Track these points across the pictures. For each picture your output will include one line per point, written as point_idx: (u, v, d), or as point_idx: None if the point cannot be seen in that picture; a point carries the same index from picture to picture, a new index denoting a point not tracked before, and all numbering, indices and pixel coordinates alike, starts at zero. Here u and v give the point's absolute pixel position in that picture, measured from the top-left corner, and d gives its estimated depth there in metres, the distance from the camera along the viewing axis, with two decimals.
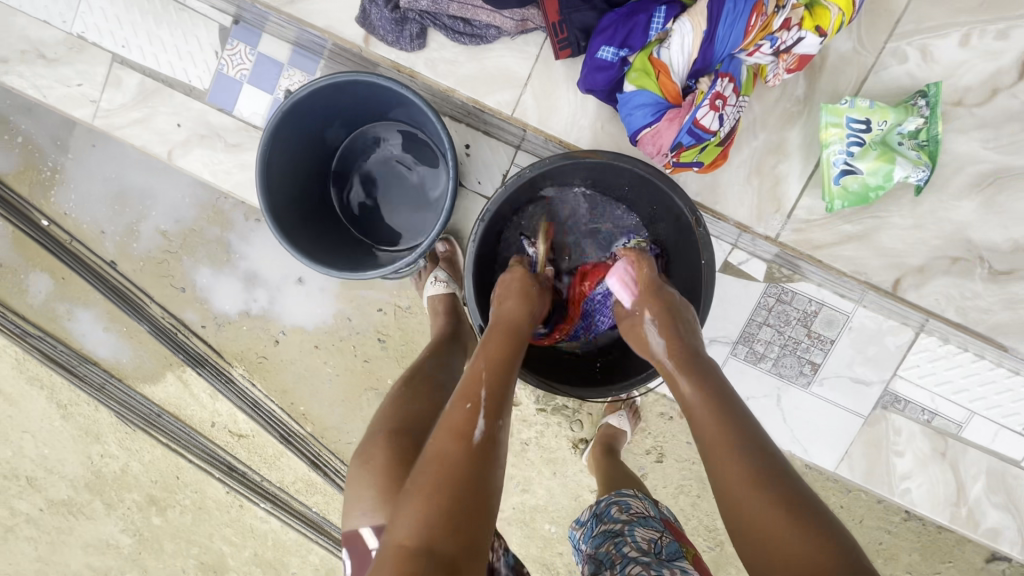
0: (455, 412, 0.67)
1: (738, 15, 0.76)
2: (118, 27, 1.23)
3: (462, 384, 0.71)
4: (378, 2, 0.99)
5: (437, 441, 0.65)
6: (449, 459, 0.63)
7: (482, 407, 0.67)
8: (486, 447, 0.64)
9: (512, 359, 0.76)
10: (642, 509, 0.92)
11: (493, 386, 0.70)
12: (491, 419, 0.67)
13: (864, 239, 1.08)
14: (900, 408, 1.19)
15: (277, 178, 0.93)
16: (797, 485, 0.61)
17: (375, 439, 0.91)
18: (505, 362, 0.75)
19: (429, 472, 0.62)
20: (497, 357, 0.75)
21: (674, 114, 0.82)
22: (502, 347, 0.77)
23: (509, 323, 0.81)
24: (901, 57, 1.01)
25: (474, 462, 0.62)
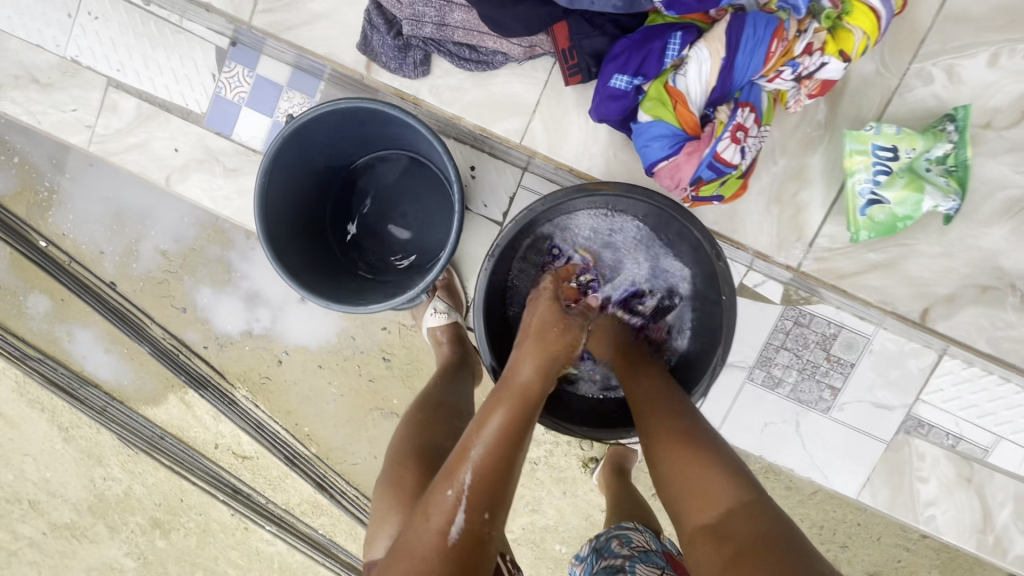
0: (433, 497, 0.64)
1: (758, 41, 0.74)
2: (112, 51, 1.20)
3: (449, 463, 0.66)
4: (380, 28, 0.97)
5: (414, 525, 0.64)
6: (422, 550, 0.61)
7: (465, 501, 0.63)
8: (467, 547, 0.61)
9: (513, 441, 0.68)
10: (644, 543, 0.88)
11: (480, 474, 0.65)
12: (470, 511, 0.63)
13: (890, 268, 1.06)
14: (923, 433, 1.15)
15: (277, 207, 0.89)
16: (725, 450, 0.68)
17: (398, 466, 0.88)
18: (504, 444, 0.68)
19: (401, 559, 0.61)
20: (493, 440, 0.67)
21: (692, 147, 0.78)
22: (502, 424, 0.69)
23: (518, 390, 0.73)
24: (927, 78, 0.98)
25: (445, 564, 0.60)
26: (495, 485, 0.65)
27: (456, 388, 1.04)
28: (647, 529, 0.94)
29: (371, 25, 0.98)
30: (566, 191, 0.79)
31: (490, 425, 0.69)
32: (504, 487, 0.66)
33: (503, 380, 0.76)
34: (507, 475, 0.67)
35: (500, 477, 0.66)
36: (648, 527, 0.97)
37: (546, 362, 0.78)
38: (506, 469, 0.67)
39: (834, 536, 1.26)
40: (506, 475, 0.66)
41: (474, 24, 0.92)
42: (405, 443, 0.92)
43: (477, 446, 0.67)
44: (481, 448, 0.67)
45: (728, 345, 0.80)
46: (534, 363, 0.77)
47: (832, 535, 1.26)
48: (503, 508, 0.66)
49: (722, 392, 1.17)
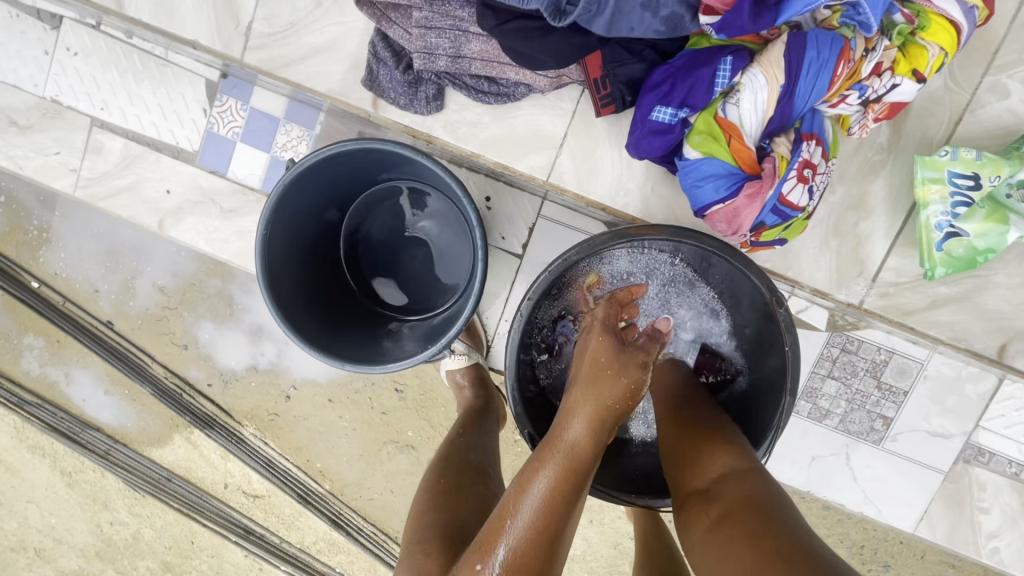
0: (466, 565, 0.59)
1: (822, 65, 0.67)
2: (94, 89, 1.12)
3: (483, 534, 0.60)
4: (388, 62, 0.90)
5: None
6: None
7: (500, 569, 0.56)
8: None
9: (559, 512, 0.58)
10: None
11: (517, 551, 0.57)
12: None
13: (965, 301, 1.00)
14: (984, 461, 1.07)
15: (281, 260, 0.81)
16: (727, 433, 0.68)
17: (421, 554, 0.71)
18: (548, 518, 0.58)
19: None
20: (534, 511, 0.58)
21: (753, 188, 0.70)
22: (544, 490, 0.59)
23: (568, 451, 0.61)
24: (1002, 92, 0.89)
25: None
26: (536, 564, 0.56)
27: (477, 442, 0.94)
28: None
29: (377, 59, 0.91)
30: (605, 233, 0.71)
31: (532, 492, 0.59)
32: (548, 565, 0.57)
33: (549, 439, 0.64)
34: (551, 548, 0.58)
35: (540, 555, 0.57)
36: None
37: (600, 414, 0.63)
38: (549, 544, 0.58)
39: (875, 555, 1.19)
40: (549, 550, 0.58)
41: (493, 55, 0.84)
42: (427, 522, 0.77)
43: (515, 516, 0.58)
44: (520, 522, 0.58)
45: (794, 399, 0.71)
46: (587, 421, 0.63)
47: (872, 554, 1.19)
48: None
49: None
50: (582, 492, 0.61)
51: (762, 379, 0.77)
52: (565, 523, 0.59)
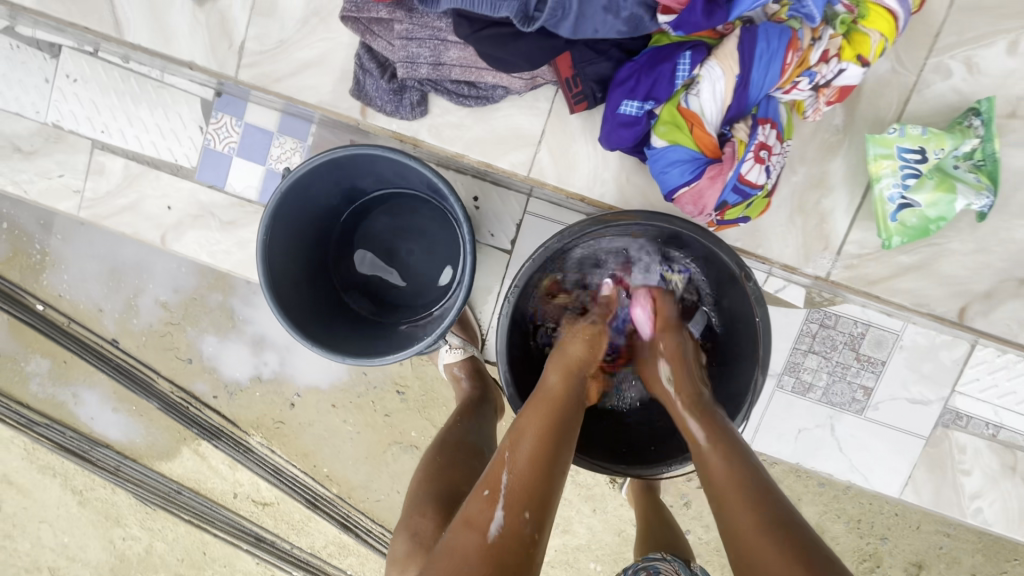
0: (473, 499, 0.65)
1: (773, 54, 0.72)
2: (94, 112, 1.16)
3: (487, 469, 0.68)
4: (373, 72, 0.95)
5: (455, 532, 0.64)
6: (462, 552, 0.61)
7: (499, 498, 0.64)
8: (503, 543, 0.61)
9: (551, 442, 0.68)
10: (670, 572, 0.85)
11: (518, 473, 0.65)
12: (512, 513, 0.62)
13: (923, 269, 1.02)
14: (963, 425, 1.12)
15: (282, 264, 0.86)
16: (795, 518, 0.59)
17: (417, 514, 0.84)
18: (543, 445, 0.67)
19: (442, 559, 0.61)
20: (530, 440, 0.68)
21: (715, 170, 0.76)
22: (537, 424, 0.69)
23: (552, 398, 0.73)
24: (945, 72, 0.95)
25: (487, 565, 0.59)
26: (538, 485, 0.64)
27: (474, 427, 1.00)
28: (677, 557, 0.91)
29: (364, 70, 0.97)
30: (581, 224, 0.76)
31: (526, 429, 0.69)
32: (546, 491, 0.65)
33: (536, 391, 0.75)
34: (551, 476, 0.66)
35: (539, 478, 0.65)
36: (677, 554, 0.93)
37: (568, 367, 0.77)
38: (547, 471, 0.66)
39: (871, 529, 1.24)
40: (548, 475, 0.66)
41: (471, 61, 0.88)
42: (425, 490, 0.88)
43: (514, 447, 0.68)
44: (520, 452, 0.67)
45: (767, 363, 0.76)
46: (559, 371, 0.77)
47: (869, 527, 1.24)
48: (548, 513, 0.65)
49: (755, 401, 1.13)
50: (568, 431, 0.71)
51: (737, 347, 0.82)
52: (559, 453, 0.68)
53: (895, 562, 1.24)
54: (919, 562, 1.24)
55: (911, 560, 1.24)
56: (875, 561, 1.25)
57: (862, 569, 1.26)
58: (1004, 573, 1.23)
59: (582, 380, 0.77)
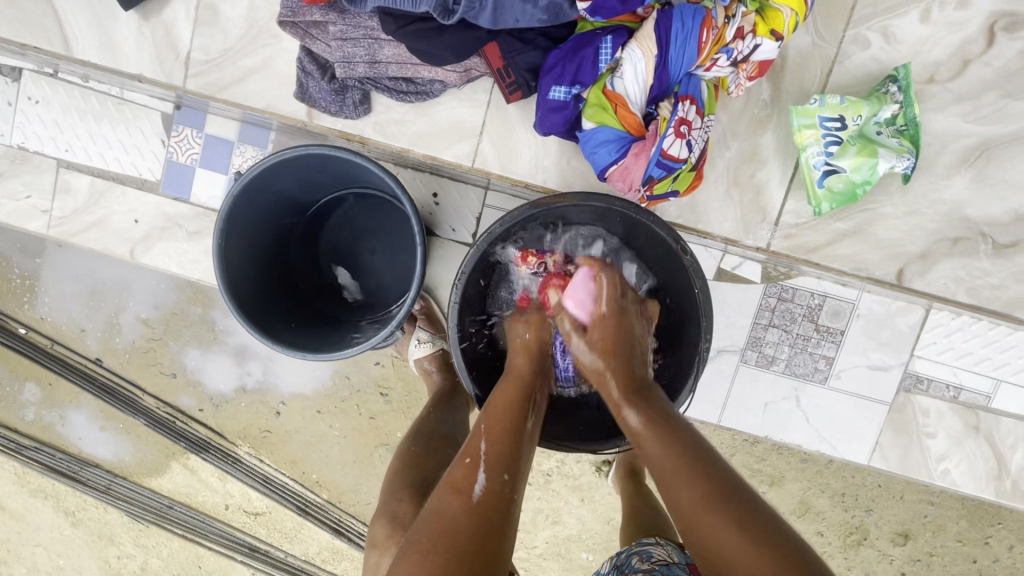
0: (454, 467, 0.67)
1: (687, 34, 0.81)
2: (58, 132, 1.19)
3: (466, 438, 0.71)
4: (314, 75, 1.00)
5: (439, 500, 0.65)
6: (448, 515, 0.63)
7: (482, 462, 0.66)
8: (488, 502, 0.63)
9: (522, 409, 0.73)
10: (665, 556, 0.81)
11: (495, 439, 0.68)
12: (493, 475, 0.65)
13: (859, 234, 1.05)
14: (924, 388, 1.11)
15: (240, 265, 0.88)
16: (754, 503, 0.57)
17: (397, 500, 0.87)
18: (515, 411, 0.72)
19: (426, 524, 0.63)
20: (505, 407, 0.72)
21: (638, 148, 0.86)
22: (508, 395, 0.74)
23: (519, 376, 0.77)
24: (863, 42, 0.99)
25: (473, 522, 0.62)
26: (514, 449, 0.68)
27: (446, 417, 1.03)
28: (670, 541, 0.87)
29: (305, 72, 1.01)
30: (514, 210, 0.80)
31: (496, 402, 0.73)
32: (521, 452, 0.69)
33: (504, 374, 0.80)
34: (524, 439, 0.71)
35: (513, 443, 0.69)
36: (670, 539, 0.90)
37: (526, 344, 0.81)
38: (519, 434, 0.70)
39: (857, 501, 1.26)
40: (519, 439, 0.70)
41: (406, 57, 0.94)
42: (400, 478, 0.92)
43: (489, 418, 0.71)
44: (495, 420, 0.70)
45: (710, 330, 0.80)
46: (524, 351, 0.81)
47: (854, 500, 1.26)
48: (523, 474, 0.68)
49: (718, 377, 1.12)
50: (537, 402, 0.76)
51: (683, 319, 0.86)
52: (529, 419, 0.73)
53: (881, 534, 1.26)
54: (906, 532, 1.26)
55: (898, 531, 1.26)
56: (862, 534, 1.27)
57: (850, 543, 1.27)
58: (987, 537, 1.25)
59: (547, 361, 0.82)
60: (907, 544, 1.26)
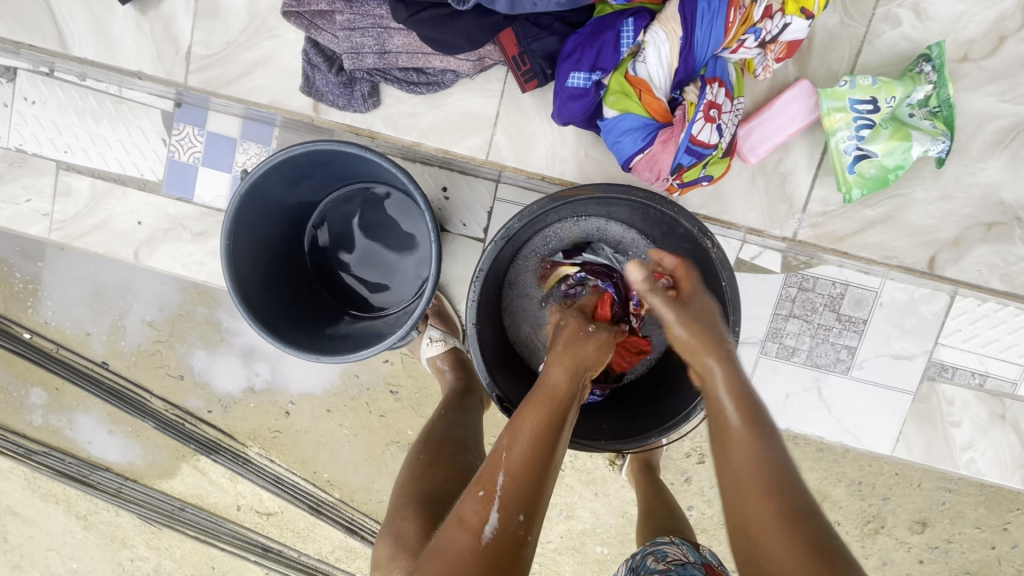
0: (466, 498, 0.63)
1: (715, 14, 0.78)
2: (56, 134, 1.16)
3: (482, 466, 0.66)
4: (321, 67, 0.96)
5: (447, 532, 0.62)
6: (455, 553, 0.60)
7: (495, 498, 0.62)
8: (499, 543, 0.60)
9: (552, 440, 0.66)
10: (680, 556, 0.79)
11: (514, 476, 0.63)
12: (506, 515, 0.61)
13: (890, 221, 1.02)
14: (949, 376, 1.08)
15: (248, 267, 0.86)
16: (830, 540, 0.56)
17: (401, 518, 0.85)
18: (543, 440, 0.65)
19: (434, 559, 0.60)
20: (532, 441, 0.65)
21: (666, 134, 0.83)
22: (537, 428, 0.66)
23: (552, 396, 0.69)
24: (894, 21, 0.96)
25: (481, 566, 0.58)
26: (532, 485, 0.62)
27: (459, 418, 1.00)
28: (684, 542, 0.85)
29: (311, 65, 0.98)
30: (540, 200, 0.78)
31: (524, 428, 0.66)
32: (542, 487, 0.64)
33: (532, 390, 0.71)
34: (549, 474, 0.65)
35: (533, 482, 0.63)
36: (684, 539, 0.87)
37: (575, 364, 0.73)
38: (546, 466, 0.64)
39: (874, 490, 1.24)
40: (544, 472, 0.64)
41: (416, 46, 0.90)
42: (408, 491, 0.89)
43: (511, 447, 0.65)
44: (516, 451, 0.64)
45: (737, 325, 0.78)
46: (565, 366, 0.73)
47: (871, 489, 1.24)
48: (539, 512, 0.63)
49: None
50: (568, 426, 0.69)
51: None
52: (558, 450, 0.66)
53: (899, 522, 1.24)
54: (923, 520, 1.24)
55: (916, 518, 1.24)
56: (879, 523, 1.25)
57: (867, 531, 1.25)
58: (1006, 524, 1.23)
59: (587, 379, 0.74)
60: (925, 531, 1.24)
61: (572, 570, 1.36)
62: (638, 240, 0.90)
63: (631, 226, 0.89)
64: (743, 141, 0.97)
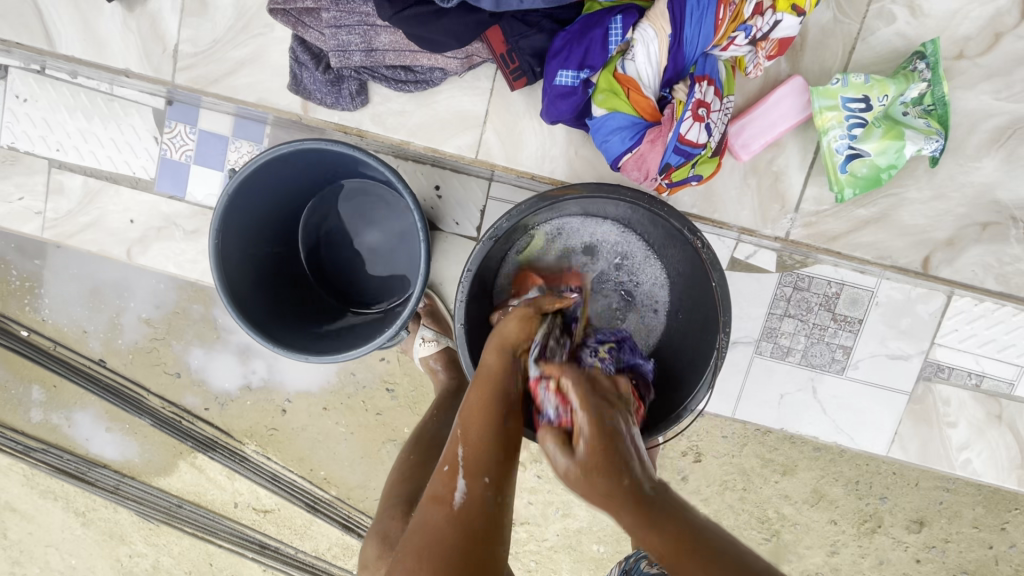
0: (435, 477, 0.63)
1: (704, 11, 0.78)
2: (48, 131, 1.15)
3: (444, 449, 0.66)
4: (309, 65, 0.96)
5: (422, 512, 0.60)
6: (432, 526, 0.59)
7: (459, 468, 0.61)
8: (471, 510, 0.59)
9: (498, 415, 0.64)
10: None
11: (473, 443, 0.62)
12: (475, 480, 0.60)
13: (883, 221, 1.01)
14: (945, 376, 1.07)
15: (237, 267, 0.85)
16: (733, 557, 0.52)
17: (390, 517, 0.85)
18: (491, 416, 0.64)
19: (411, 538, 0.59)
20: (481, 414, 0.64)
21: (654, 134, 0.83)
22: (482, 403, 0.65)
23: (490, 375, 0.68)
24: (888, 17, 0.95)
25: (459, 532, 0.57)
26: (489, 453, 0.62)
27: (451, 419, 1.00)
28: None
29: (299, 63, 0.97)
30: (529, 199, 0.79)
31: (470, 409, 0.65)
32: (502, 456, 0.63)
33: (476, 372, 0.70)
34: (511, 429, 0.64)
35: (496, 444, 0.63)
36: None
37: (505, 344, 0.71)
38: (500, 438, 0.63)
39: (871, 489, 1.23)
40: (499, 445, 0.63)
41: (403, 45, 0.90)
42: (397, 490, 0.90)
43: (464, 421, 0.65)
44: (470, 427, 0.64)
45: (728, 325, 0.78)
46: (495, 347, 0.70)
47: (869, 488, 1.23)
48: (509, 477, 0.62)
49: (732, 369, 1.08)
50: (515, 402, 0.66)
51: (698, 314, 0.84)
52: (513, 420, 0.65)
53: (896, 521, 1.24)
54: (921, 519, 1.23)
55: (913, 518, 1.23)
56: (876, 522, 1.24)
57: (864, 531, 1.25)
58: (1004, 523, 1.22)
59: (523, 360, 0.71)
60: (922, 531, 1.24)
61: (567, 568, 1.36)
62: (622, 235, 0.90)
63: (615, 222, 0.89)
64: (733, 138, 0.96)
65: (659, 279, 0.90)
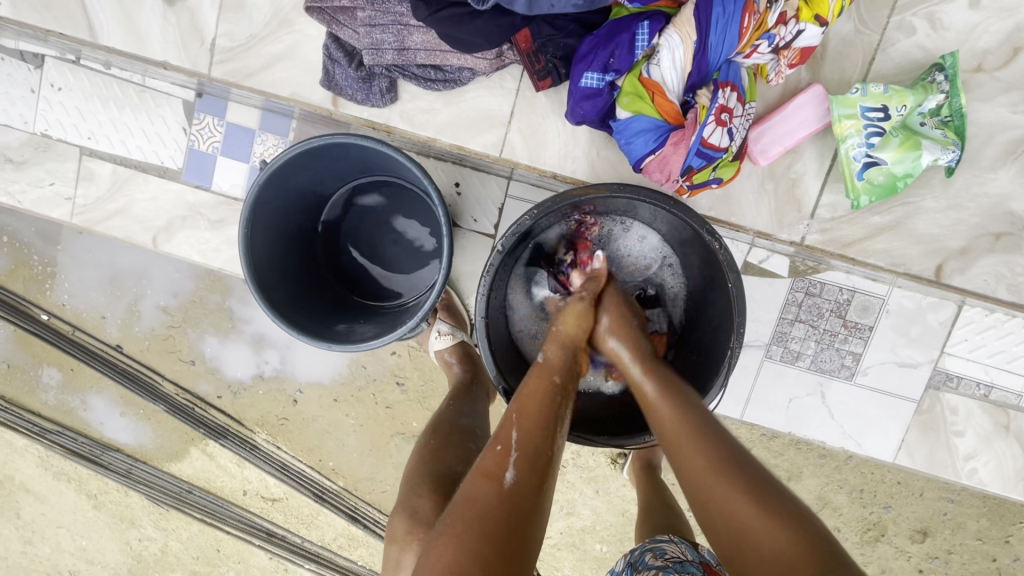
0: (486, 454, 0.66)
1: (729, 20, 0.80)
2: (80, 120, 1.19)
3: (495, 429, 0.69)
4: (341, 62, 1.00)
5: (470, 483, 0.63)
6: (480, 502, 0.61)
7: (514, 450, 0.65)
8: (519, 492, 0.61)
9: (554, 412, 0.70)
10: (679, 553, 0.79)
11: (526, 431, 0.67)
12: (524, 467, 0.63)
13: (898, 229, 1.02)
14: (954, 386, 1.08)
15: (264, 255, 0.88)
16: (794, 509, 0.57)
17: (416, 495, 0.85)
18: (550, 407, 0.70)
19: (458, 508, 0.61)
20: (536, 398, 0.71)
21: (677, 137, 0.85)
22: (541, 394, 0.71)
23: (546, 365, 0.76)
24: (908, 29, 0.96)
25: (505, 511, 0.60)
26: (542, 444, 0.66)
27: (466, 407, 1.02)
28: (683, 539, 0.85)
29: (332, 60, 1.01)
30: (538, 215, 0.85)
31: (529, 394, 0.71)
32: (550, 452, 0.67)
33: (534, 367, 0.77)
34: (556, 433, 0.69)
35: (545, 438, 0.67)
36: (683, 537, 0.88)
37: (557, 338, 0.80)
38: (552, 433, 0.68)
39: (875, 497, 1.24)
40: (551, 438, 0.68)
41: (434, 44, 0.94)
42: (418, 473, 0.90)
43: (520, 408, 0.70)
44: (526, 415, 0.69)
45: (742, 328, 0.79)
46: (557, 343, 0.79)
47: (872, 496, 1.24)
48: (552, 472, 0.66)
49: (741, 373, 1.10)
50: (566, 391, 0.74)
51: (714, 314, 0.86)
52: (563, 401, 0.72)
53: (899, 530, 1.24)
54: (924, 529, 1.24)
55: (916, 528, 1.24)
56: (879, 530, 1.25)
57: (867, 538, 1.26)
58: (1007, 536, 1.23)
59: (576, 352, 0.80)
60: (925, 541, 1.24)
61: (570, 566, 1.37)
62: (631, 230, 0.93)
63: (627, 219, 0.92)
64: (753, 143, 0.98)
65: (672, 269, 0.93)
